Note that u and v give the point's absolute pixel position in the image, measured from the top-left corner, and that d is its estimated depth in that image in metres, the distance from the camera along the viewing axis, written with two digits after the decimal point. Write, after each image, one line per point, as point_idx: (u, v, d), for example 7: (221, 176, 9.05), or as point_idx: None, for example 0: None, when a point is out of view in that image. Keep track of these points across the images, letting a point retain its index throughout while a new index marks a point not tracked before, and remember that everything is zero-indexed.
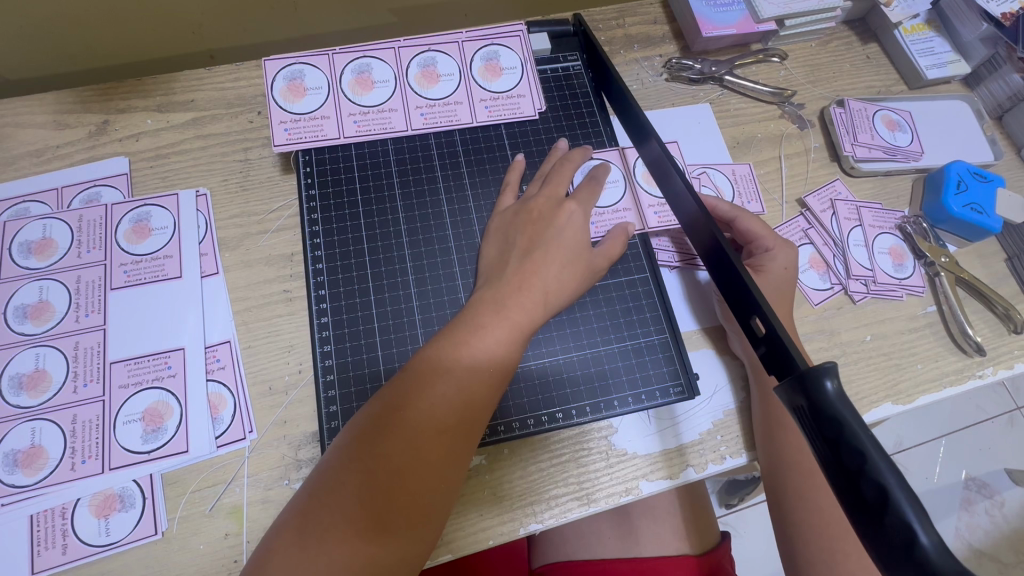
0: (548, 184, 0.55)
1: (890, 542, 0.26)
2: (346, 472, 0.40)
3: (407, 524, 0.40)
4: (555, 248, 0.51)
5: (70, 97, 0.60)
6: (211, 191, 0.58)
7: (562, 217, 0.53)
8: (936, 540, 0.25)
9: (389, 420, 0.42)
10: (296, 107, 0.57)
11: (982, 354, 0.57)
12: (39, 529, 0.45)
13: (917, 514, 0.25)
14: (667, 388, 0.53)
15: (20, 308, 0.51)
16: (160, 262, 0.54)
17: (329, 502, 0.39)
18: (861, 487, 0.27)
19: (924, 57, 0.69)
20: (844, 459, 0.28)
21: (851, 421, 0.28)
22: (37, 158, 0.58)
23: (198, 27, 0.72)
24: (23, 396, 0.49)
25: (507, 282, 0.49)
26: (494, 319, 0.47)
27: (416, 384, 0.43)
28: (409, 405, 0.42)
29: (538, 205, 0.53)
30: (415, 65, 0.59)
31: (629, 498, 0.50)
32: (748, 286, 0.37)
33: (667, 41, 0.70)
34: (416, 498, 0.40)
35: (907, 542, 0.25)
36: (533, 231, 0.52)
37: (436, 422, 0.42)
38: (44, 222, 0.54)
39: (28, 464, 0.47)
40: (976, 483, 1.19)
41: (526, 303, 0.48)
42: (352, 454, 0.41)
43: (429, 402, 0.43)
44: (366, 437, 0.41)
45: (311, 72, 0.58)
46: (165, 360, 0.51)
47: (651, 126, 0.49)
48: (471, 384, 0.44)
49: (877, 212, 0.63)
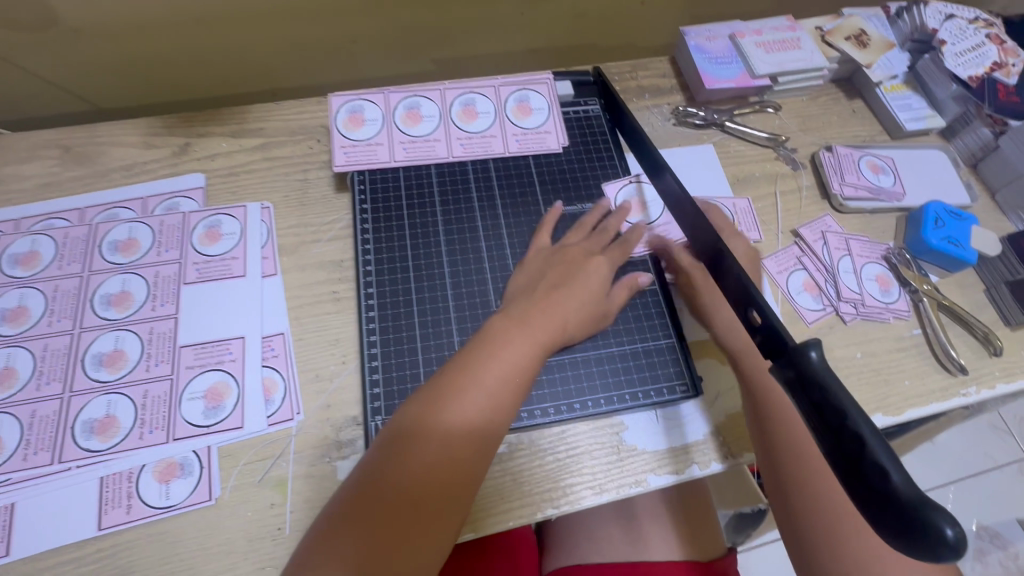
0: (587, 238, 0.62)
1: (866, 482, 0.32)
2: (358, 500, 0.45)
3: (414, 549, 0.44)
4: (579, 288, 0.57)
5: (159, 122, 0.70)
6: (274, 205, 0.66)
7: (591, 266, 0.59)
8: (904, 477, 0.31)
9: (398, 451, 0.47)
10: (355, 134, 0.66)
11: (964, 373, 0.63)
12: (108, 490, 0.51)
13: (890, 458, 0.31)
14: (674, 386, 0.58)
15: (105, 296, 0.59)
16: (228, 262, 0.62)
17: (370, 491, 0.45)
18: (844, 439, 0.33)
19: (903, 111, 0.78)
20: (828, 417, 0.34)
21: (832, 385, 0.35)
22: (128, 171, 0.67)
23: (267, 69, 0.83)
24: (102, 371, 0.55)
25: (527, 306, 0.55)
26: (503, 355, 0.51)
27: (423, 418, 0.48)
28: (417, 438, 0.47)
29: (570, 252, 0.60)
30: (458, 104, 0.69)
31: (638, 489, 0.55)
32: (747, 285, 0.45)
33: (675, 92, 0.80)
34: (423, 524, 0.45)
35: (881, 478, 0.31)
36: (563, 270, 0.59)
37: (444, 452, 0.47)
38: (130, 225, 0.63)
39: (102, 431, 0.52)
40: (988, 532, 1.19)
41: (547, 325, 0.54)
42: (392, 449, 0.47)
43: (436, 436, 0.47)
44: (379, 467, 0.46)
45: (369, 107, 0.67)
46: (227, 347, 0.57)
47: (663, 161, 0.59)
48: (476, 418, 0.49)
49: (864, 243, 0.70)
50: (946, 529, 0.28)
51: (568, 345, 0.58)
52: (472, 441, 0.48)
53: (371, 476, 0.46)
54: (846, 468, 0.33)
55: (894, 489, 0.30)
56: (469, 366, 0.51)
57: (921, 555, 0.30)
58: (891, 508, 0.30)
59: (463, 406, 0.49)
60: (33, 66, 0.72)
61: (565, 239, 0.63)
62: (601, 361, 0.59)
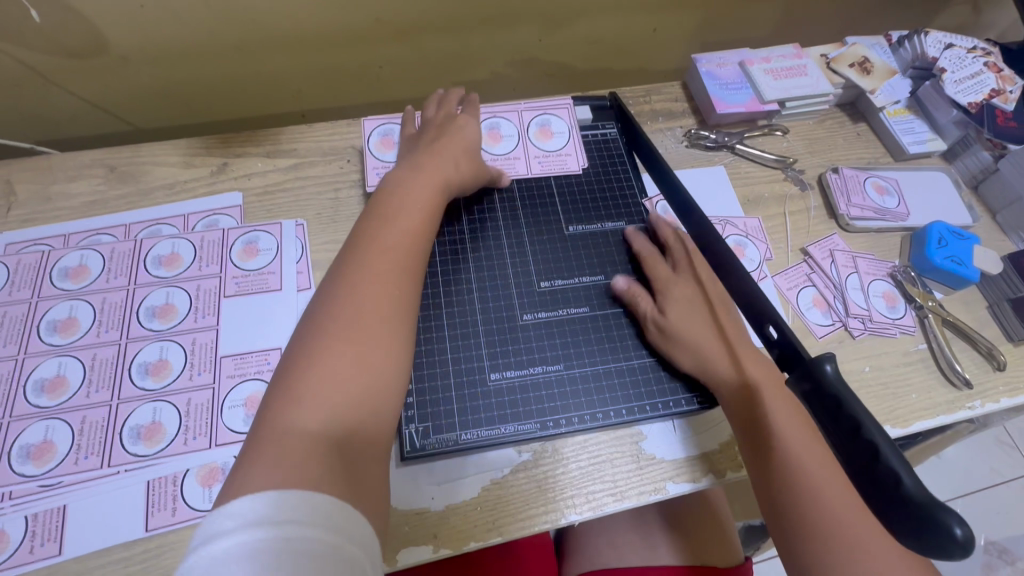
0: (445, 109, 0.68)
1: (881, 486, 0.36)
2: (303, 362, 0.42)
3: (356, 395, 0.42)
4: (452, 143, 0.63)
5: (198, 143, 0.74)
6: (307, 222, 0.70)
7: (458, 124, 0.65)
8: (915, 481, 0.35)
9: (300, 357, 0.43)
10: (386, 156, 0.70)
11: (969, 387, 0.65)
12: (154, 493, 0.53)
13: (904, 465, 0.36)
14: (692, 398, 0.61)
15: (149, 308, 0.62)
16: (265, 276, 0.65)
17: (291, 395, 0.41)
18: (863, 448, 0.37)
19: (906, 135, 0.81)
20: (848, 428, 0.39)
21: (851, 399, 0.39)
22: (169, 190, 0.71)
23: (297, 93, 0.87)
24: (148, 379, 0.58)
25: (399, 185, 0.56)
26: (405, 191, 0.56)
27: (344, 281, 0.47)
28: (344, 311, 0.45)
29: (436, 122, 0.66)
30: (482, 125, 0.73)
31: (658, 496, 0.57)
32: (766, 305, 0.49)
33: (686, 115, 0.83)
34: (362, 383, 0.43)
35: (895, 483, 0.35)
36: (434, 139, 0.63)
37: (377, 291, 0.47)
38: (173, 241, 0.66)
39: (149, 437, 0.55)
40: (996, 547, 1.20)
41: (428, 182, 0.58)
42: (300, 355, 0.43)
43: (335, 320, 0.45)
44: (312, 336, 0.44)
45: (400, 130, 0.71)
46: (266, 357, 0.60)
47: (682, 185, 0.62)
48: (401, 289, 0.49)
49: (870, 262, 0.73)
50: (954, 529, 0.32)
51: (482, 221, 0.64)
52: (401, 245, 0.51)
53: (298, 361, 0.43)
54: (863, 472, 0.37)
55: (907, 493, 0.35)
56: (376, 228, 0.52)
57: (933, 551, 0.34)
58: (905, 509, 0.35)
59: (389, 234, 0.51)
60: (81, 90, 0.76)
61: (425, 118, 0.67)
62: (622, 373, 0.61)
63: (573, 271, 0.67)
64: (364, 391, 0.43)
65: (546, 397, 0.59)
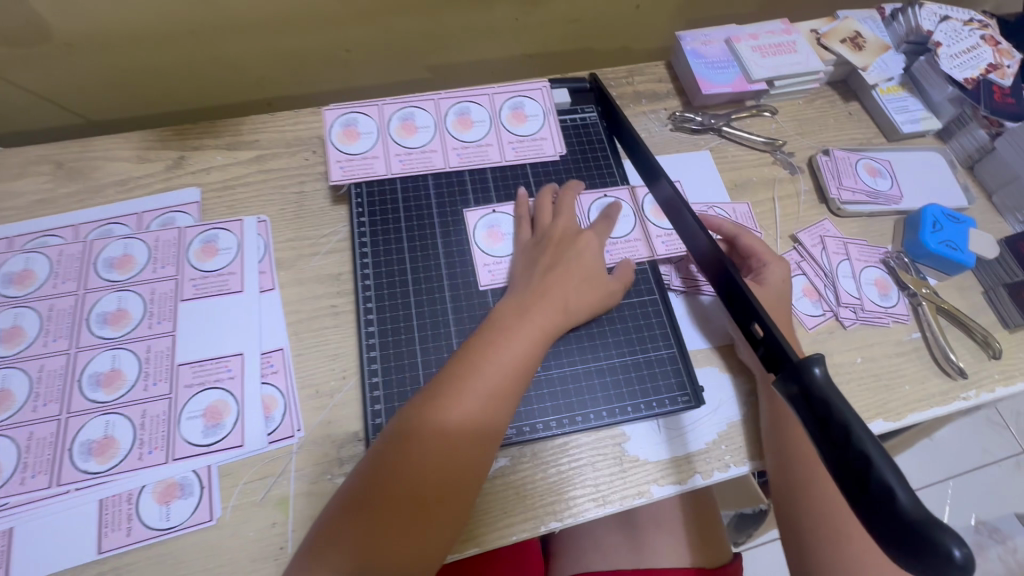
0: (561, 217, 0.62)
1: (870, 498, 0.31)
2: (361, 501, 0.46)
3: (427, 515, 0.46)
4: (575, 267, 0.59)
5: (152, 135, 0.70)
6: (270, 218, 0.65)
7: (580, 243, 0.60)
8: (911, 495, 0.30)
9: (396, 452, 0.48)
10: (498, 249, 0.63)
11: (964, 377, 0.63)
12: (108, 512, 0.50)
13: (895, 477, 0.31)
14: (676, 397, 0.58)
15: (101, 314, 0.58)
16: (225, 277, 0.61)
17: (371, 489, 0.46)
18: (849, 457, 0.33)
19: (899, 114, 0.78)
20: (834, 435, 0.34)
21: (836, 401, 0.34)
22: (121, 187, 0.66)
23: (260, 80, 0.82)
24: (100, 391, 0.54)
25: (529, 292, 0.57)
26: (531, 296, 0.56)
27: (418, 420, 0.49)
28: (417, 448, 0.48)
29: (557, 234, 0.61)
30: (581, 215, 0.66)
31: (641, 500, 0.55)
32: (748, 298, 0.44)
33: (671, 97, 0.79)
34: (429, 506, 0.46)
35: (886, 496, 0.31)
36: (555, 252, 0.60)
37: (470, 408, 0.50)
38: (125, 242, 0.62)
39: (100, 452, 0.52)
40: (986, 527, 1.19)
41: (547, 310, 0.56)
42: (394, 452, 0.48)
43: (436, 424, 0.49)
44: (379, 468, 0.47)
45: (506, 220, 0.65)
46: (225, 364, 0.57)
47: (661, 169, 0.57)
48: (478, 421, 0.50)
49: (863, 248, 0.70)
50: (953, 549, 0.28)
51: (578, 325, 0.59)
52: (476, 436, 0.49)
53: (362, 486, 0.47)
54: (852, 484, 0.32)
55: (901, 508, 0.30)
56: (460, 382, 0.50)
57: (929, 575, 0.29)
58: (898, 527, 0.30)
59: (470, 394, 0.50)
60: (25, 81, 0.71)
61: (538, 224, 0.63)
62: (603, 372, 0.59)
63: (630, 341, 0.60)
64: (433, 510, 0.47)
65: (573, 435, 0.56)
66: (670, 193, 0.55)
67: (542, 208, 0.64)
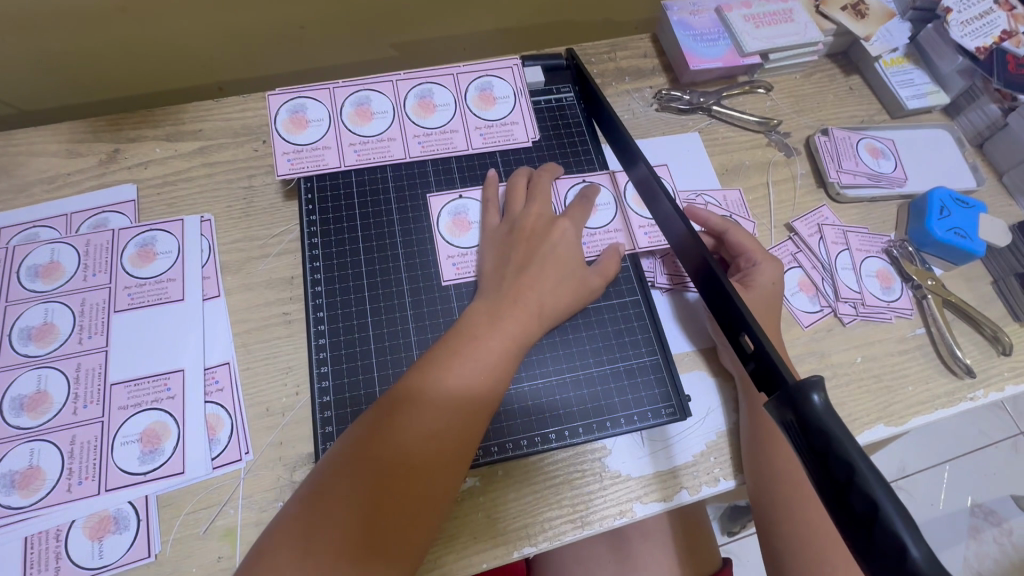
0: (534, 202, 0.57)
1: (877, 551, 0.27)
2: (340, 480, 0.41)
3: (414, 494, 0.41)
4: (550, 263, 0.53)
5: (82, 126, 0.62)
6: (215, 217, 0.59)
7: (555, 234, 0.55)
8: (926, 551, 0.25)
9: (385, 422, 0.43)
10: (463, 241, 0.58)
11: (972, 376, 0.58)
12: (34, 551, 0.45)
13: (906, 527, 0.26)
14: (659, 409, 0.53)
15: (25, 330, 0.52)
16: (164, 284, 0.55)
17: (352, 467, 0.41)
18: (852, 501, 0.28)
19: (904, 88, 0.72)
20: (833, 472, 0.29)
21: (836, 431, 0.30)
22: (49, 185, 0.60)
23: (207, 61, 0.75)
24: (24, 417, 0.49)
25: (500, 295, 0.51)
26: (525, 274, 0.52)
27: (407, 392, 0.45)
28: (407, 421, 0.43)
29: (528, 224, 0.55)
30: (558, 201, 0.60)
31: (623, 520, 0.50)
32: (737, 305, 0.39)
33: (657, 73, 0.73)
34: (416, 482, 0.42)
35: (897, 552, 0.26)
36: (527, 247, 0.54)
37: (464, 381, 0.46)
38: (52, 247, 0.56)
39: (25, 485, 0.47)
40: (982, 510, 1.16)
41: (521, 316, 0.50)
42: (380, 425, 0.43)
43: (429, 393, 0.45)
44: (361, 444, 0.42)
45: (473, 207, 0.59)
46: (165, 382, 0.51)
47: (638, 149, 0.52)
48: (473, 389, 0.46)
49: (864, 236, 0.65)
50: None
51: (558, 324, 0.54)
52: (469, 405, 0.45)
53: (341, 466, 0.42)
54: (857, 532, 0.28)
55: (915, 567, 0.25)
56: (452, 353, 0.47)
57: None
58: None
59: (463, 363, 0.46)
60: None
61: (509, 209, 0.57)
62: (579, 383, 0.54)
63: (616, 338, 0.56)
64: (418, 491, 0.42)
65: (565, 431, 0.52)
66: (644, 173, 0.50)
67: (513, 192, 0.58)
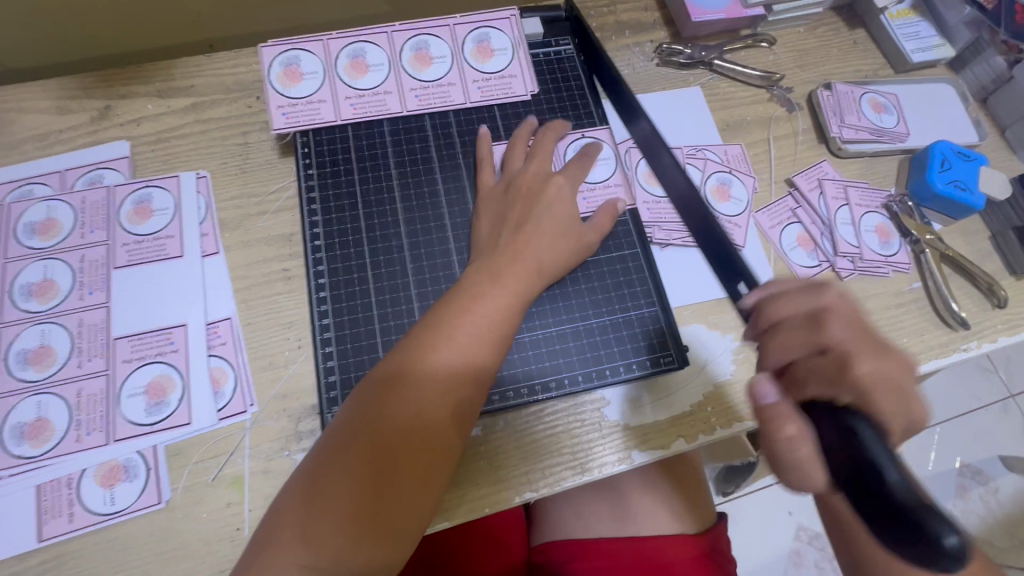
0: (532, 162, 0.57)
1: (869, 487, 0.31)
2: (341, 449, 0.42)
3: (419, 456, 0.42)
4: (549, 219, 0.53)
5: (72, 82, 0.61)
6: (211, 173, 0.59)
7: (552, 189, 0.55)
8: (904, 477, 0.30)
9: (387, 388, 0.44)
10: (464, 195, 0.58)
11: (965, 328, 0.59)
12: (47, 498, 0.47)
13: (887, 457, 0.31)
14: (657, 358, 0.54)
15: (25, 286, 0.52)
16: (163, 241, 0.55)
17: (355, 433, 0.42)
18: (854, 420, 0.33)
19: (908, 41, 0.70)
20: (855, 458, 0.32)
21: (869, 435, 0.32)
22: (41, 142, 0.59)
23: (197, 17, 0.73)
24: (29, 370, 0.50)
25: (496, 255, 0.51)
26: (533, 229, 0.52)
27: (401, 365, 0.44)
28: (401, 393, 0.43)
29: (526, 182, 0.55)
30: (562, 155, 0.60)
31: (622, 467, 0.51)
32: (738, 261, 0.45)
33: (658, 27, 0.71)
34: (421, 444, 0.43)
35: (881, 479, 0.31)
36: (528, 201, 0.54)
37: (465, 344, 0.46)
38: (47, 204, 0.56)
39: (34, 436, 0.48)
40: (970, 470, 1.18)
41: (523, 269, 0.50)
42: (380, 391, 0.44)
43: (433, 355, 0.45)
44: (365, 410, 0.43)
45: (472, 165, 0.59)
46: (167, 336, 0.52)
47: (642, 109, 0.53)
48: (477, 350, 0.46)
49: (863, 191, 0.64)
50: (949, 537, 0.28)
51: (558, 280, 0.54)
52: (471, 366, 0.46)
53: (348, 433, 0.42)
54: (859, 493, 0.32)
55: (892, 485, 0.30)
56: (451, 315, 0.47)
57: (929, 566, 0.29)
58: (898, 518, 0.30)
59: (465, 325, 0.46)
60: None
61: (512, 166, 0.57)
62: (578, 335, 0.54)
63: (619, 291, 0.56)
64: (423, 451, 0.43)
65: (567, 380, 0.53)
66: (648, 131, 0.51)
67: (511, 151, 0.58)
